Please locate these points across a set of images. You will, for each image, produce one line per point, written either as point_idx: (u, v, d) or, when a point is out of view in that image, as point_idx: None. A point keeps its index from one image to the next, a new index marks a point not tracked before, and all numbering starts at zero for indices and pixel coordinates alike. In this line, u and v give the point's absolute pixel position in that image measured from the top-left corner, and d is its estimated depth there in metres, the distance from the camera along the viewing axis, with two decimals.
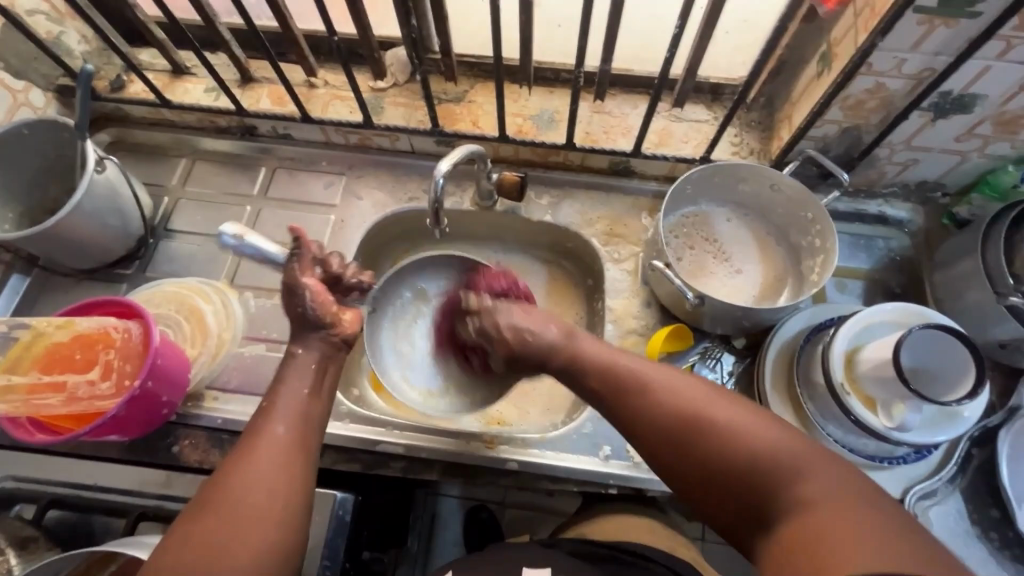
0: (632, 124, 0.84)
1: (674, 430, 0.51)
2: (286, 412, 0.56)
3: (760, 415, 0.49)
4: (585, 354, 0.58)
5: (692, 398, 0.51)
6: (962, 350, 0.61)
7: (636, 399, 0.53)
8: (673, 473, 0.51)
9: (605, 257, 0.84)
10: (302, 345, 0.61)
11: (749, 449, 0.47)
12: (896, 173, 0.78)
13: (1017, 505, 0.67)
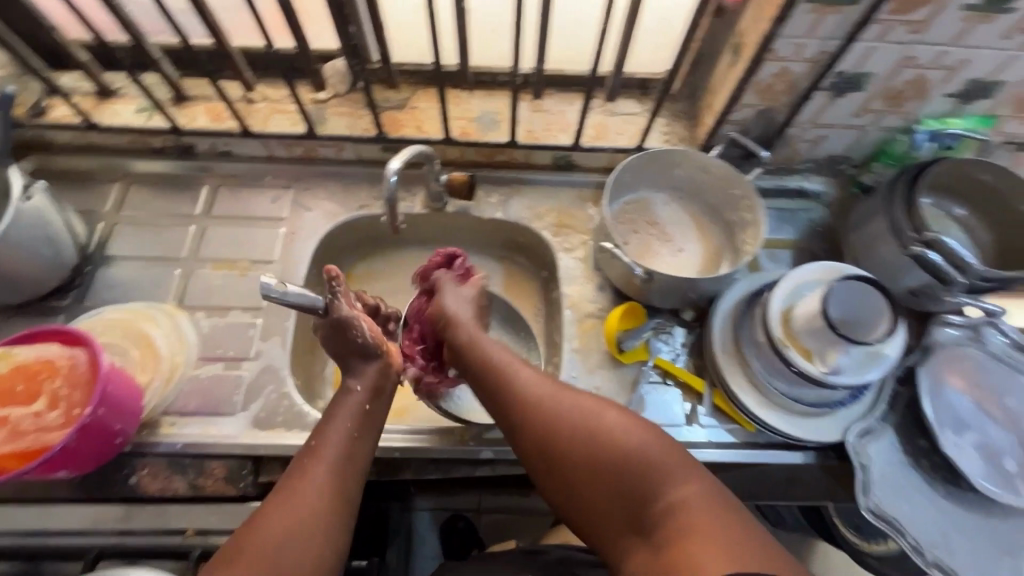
0: (570, 121, 0.87)
1: (574, 442, 0.56)
2: (335, 448, 0.58)
3: (646, 431, 0.56)
4: (503, 370, 0.64)
5: (567, 406, 0.59)
6: (878, 298, 0.65)
7: (542, 415, 0.59)
8: (571, 479, 0.56)
9: (557, 247, 0.85)
10: (359, 381, 0.65)
11: (626, 457, 0.54)
12: (809, 149, 0.85)
13: (939, 428, 0.68)
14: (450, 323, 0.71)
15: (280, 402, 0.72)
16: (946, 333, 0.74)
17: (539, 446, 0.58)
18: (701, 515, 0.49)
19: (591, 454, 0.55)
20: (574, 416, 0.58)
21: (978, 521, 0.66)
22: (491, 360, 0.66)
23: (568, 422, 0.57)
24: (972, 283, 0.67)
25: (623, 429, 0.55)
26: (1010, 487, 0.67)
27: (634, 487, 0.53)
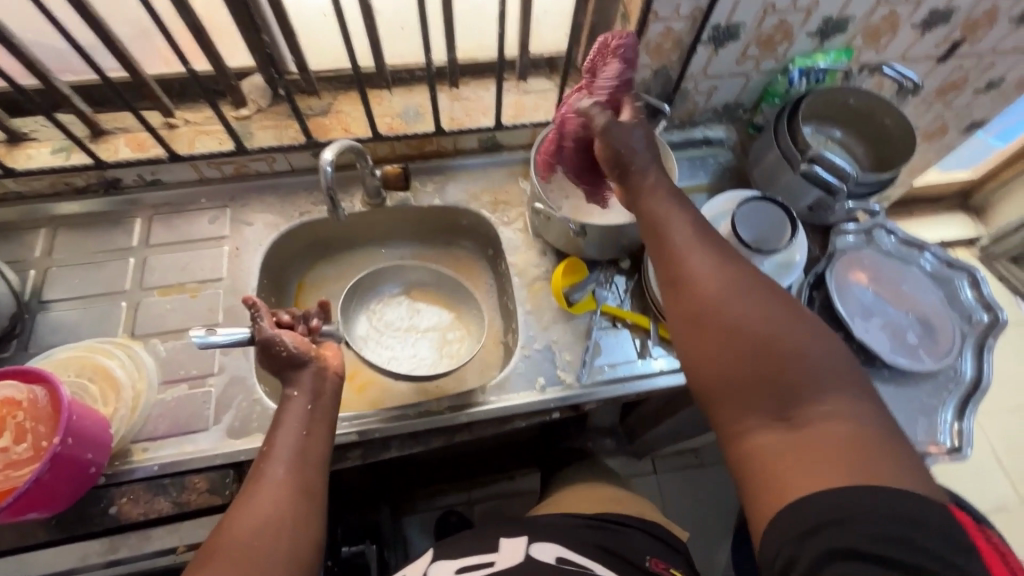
0: (488, 104, 0.92)
1: (719, 318, 0.47)
2: (287, 452, 0.59)
3: (803, 328, 0.46)
4: (668, 218, 0.56)
5: (718, 278, 0.50)
6: (778, 214, 0.74)
7: (691, 280, 0.50)
8: (704, 354, 0.47)
9: (496, 223, 0.91)
10: (297, 387, 0.65)
11: (778, 346, 0.45)
12: (705, 100, 0.95)
13: (849, 318, 0.78)
14: (631, 155, 0.61)
15: (253, 408, 0.74)
16: (846, 240, 0.85)
17: (686, 308, 0.50)
18: (845, 428, 0.40)
19: (728, 333, 0.46)
20: (722, 291, 0.49)
21: (896, 393, 0.76)
22: (659, 213, 0.56)
23: (722, 299, 0.48)
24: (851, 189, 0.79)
25: (776, 321, 0.46)
26: (915, 356, 0.77)
27: (776, 381, 0.43)
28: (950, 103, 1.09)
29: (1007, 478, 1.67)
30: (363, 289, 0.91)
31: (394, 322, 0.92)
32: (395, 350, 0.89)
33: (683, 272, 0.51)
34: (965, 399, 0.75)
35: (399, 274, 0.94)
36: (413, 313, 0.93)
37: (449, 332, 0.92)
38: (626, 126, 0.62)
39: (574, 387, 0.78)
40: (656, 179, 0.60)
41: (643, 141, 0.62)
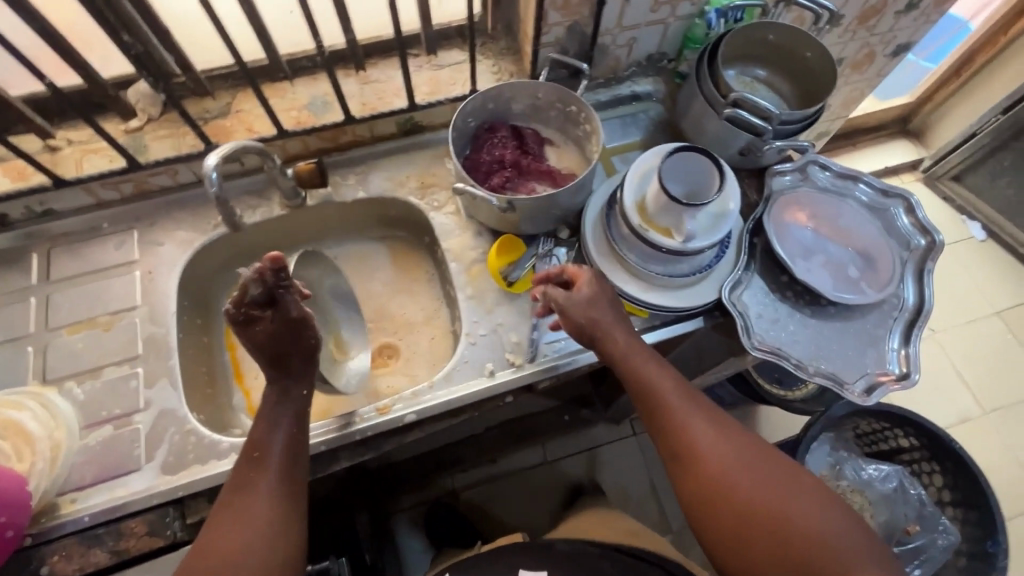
0: (400, 84, 0.87)
1: (745, 511, 0.58)
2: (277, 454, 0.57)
3: (818, 508, 0.57)
4: (671, 409, 0.65)
5: (731, 467, 0.60)
6: (707, 162, 0.71)
7: (709, 471, 0.60)
8: (735, 538, 0.58)
9: (427, 208, 0.87)
10: (307, 382, 0.64)
11: (799, 530, 0.55)
12: (626, 53, 0.91)
13: (789, 261, 0.77)
14: (601, 329, 0.68)
15: (186, 440, 0.69)
16: (782, 181, 0.84)
17: (707, 501, 0.60)
18: None
19: (755, 524, 0.57)
20: (740, 481, 0.59)
21: (842, 330, 0.76)
22: (663, 400, 0.65)
23: (743, 491, 0.59)
24: (777, 129, 0.77)
25: (796, 509, 0.57)
26: (858, 290, 0.77)
27: (806, 564, 0.54)
28: (871, 29, 1.08)
29: (965, 388, 1.76)
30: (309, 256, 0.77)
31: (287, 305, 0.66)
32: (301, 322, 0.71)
33: (695, 456, 0.62)
34: (910, 326, 0.75)
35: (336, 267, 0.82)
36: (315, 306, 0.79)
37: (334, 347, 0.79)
38: (581, 300, 0.69)
39: (525, 367, 0.75)
40: (625, 342, 0.68)
41: (603, 301, 0.70)
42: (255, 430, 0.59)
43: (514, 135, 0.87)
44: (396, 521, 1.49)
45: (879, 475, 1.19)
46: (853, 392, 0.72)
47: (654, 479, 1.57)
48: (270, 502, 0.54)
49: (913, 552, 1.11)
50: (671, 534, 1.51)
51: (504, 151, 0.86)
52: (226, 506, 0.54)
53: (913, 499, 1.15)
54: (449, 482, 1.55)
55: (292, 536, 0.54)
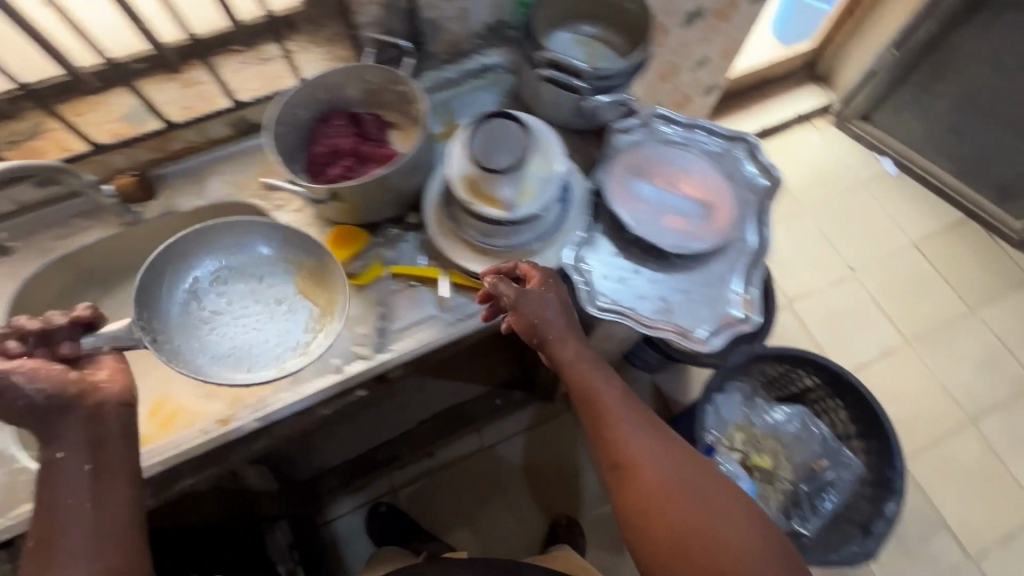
0: (225, 82, 0.83)
1: (681, 522, 0.60)
2: (78, 535, 0.53)
3: (747, 520, 0.62)
4: (620, 419, 0.66)
5: (674, 478, 0.62)
6: (512, 127, 0.70)
7: (653, 482, 0.62)
8: (667, 548, 0.60)
9: (271, 208, 0.83)
10: (59, 449, 0.55)
11: (727, 541, 0.59)
12: (462, 26, 0.89)
13: (624, 216, 0.76)
14: (551, 334, 0.69)
15: (15, 478, 0.66)
16: (625, 138, 0.83)
17: (645, 510, 0.62)
18: None
19: (688, 534, 0.60)
20: (680, 492, 0.62)
21: (688, 279, 0.76)
22: (613, 410, 0.67)
23: (682, 503, 0.61)
24: (596, 85, 0.76)
25: (726, 522, 0.61)
26: (697, 237, 0.76)
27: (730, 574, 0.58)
28: None
29: (886, 320, 1.81)
30: (208, 275, 0.77)
31: (206, 350, 0.75)
32: (246, 332, 0.78)
33: (641, 466, 0.63)
34: (749, 266, 0.76)
35: (242, 242, 0.77)
36: (253, 286, 0.79)
37: (318, 287, 0.78)
38: (535, 295, 0.68)
39: (374, 357, 0.73)
40: (576, 349, 0.69)
41: (553, 301, 0.70)
42: (45, 509, 0.54)
43: (349, 123, 0.84)
44: (335, 528, 1.48)
45: (783, 417, 1.21)
46: (694, 339, 0.73)
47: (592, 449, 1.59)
48: None
49: (822, 484, 1.15)
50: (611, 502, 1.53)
51: (337, 139, 0.83)
52: None
53: (816, 436, 1.18)
54: (386, 483, 1.53)
55: None
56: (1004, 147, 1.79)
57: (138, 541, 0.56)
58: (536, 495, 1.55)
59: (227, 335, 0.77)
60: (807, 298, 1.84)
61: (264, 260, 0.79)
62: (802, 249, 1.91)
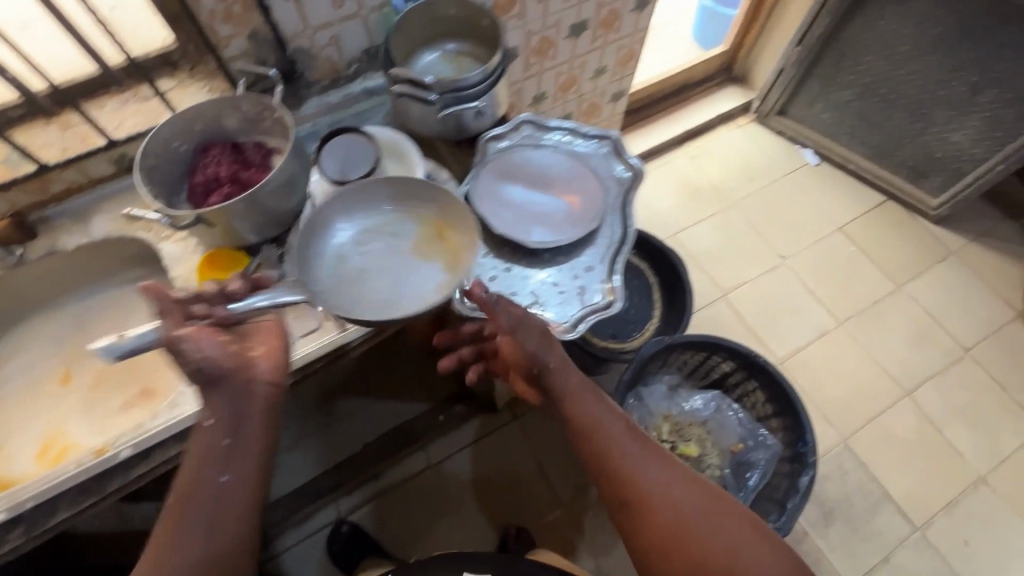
0: (102, 122, 0.85)
1: (683, 539, 0.64)
2: (202, 506, 0.61)
3: (748, 535, 0.65)
4: (617, 446, 0.70)
5: (674, 498, 0.67)
6: (363, 143, 0.78)
7: (656, 503, 0.66)
8: (673, 565, 0.64)
9: (154, 240, 0.84)
10: (209, 416, 0.63)
11: (729, 555, 0.63)
12: (338, 52, 0.92)
13: (487, 214, 0.80)
14: (550, 369, 0.71)
15: None
16: (498, 145, 0.88)
17: (650, 530, 0.66)
18: None
19: (690, 550, 0.64)
20: (683, 511, 0.66)
21: (558, 273, 0.79)
22: (610, 438, 0.71)
23: (684, 522, 0.65)
24: (447, 97, 0.79)
25: (727, 537, 0.64)
26: (561, 229, 0.80)
27: None
28: None
29: (819, 303, 1.86)
30: (344, 236, 0.74)
31: (358, 306, 0.69)
32: (388, 280, 0.72)
33: (643, 489, 0.67)
34: (612, 253, 0.80)
35: (372, 201, 0.75)
36: (387, 243, 0.74)
37: (438, 236, 0.74)
38: (526, 329, 0.70)
39: None
40: (575, 380, 0.74)
41: (544, 340, 0.72)
42: (186, 473, 0.62)
43: (227, 152, 0.86)
44: (283, 562, 1.46)
45: (701, 404, 1.26)
46: (559, 326, 0.75)
47: (539, 457, 1.58)
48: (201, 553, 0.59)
49: (744, 464, 1.18)
50: (561, 508, 1.53)
51: (215, 168, 0.85)
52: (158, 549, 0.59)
53: (731, 420, 1.23)
54: (334, 510, 1.51)
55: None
56: (908, 129, 1.88)
57: (245, 519, 0.63)
58: (486, 508, 1.53)
59: (371, 286, 0.71)
60: (741, 288, 1.89)
61: (388, 218, 0.75)
62: (734, 241, 1.97)
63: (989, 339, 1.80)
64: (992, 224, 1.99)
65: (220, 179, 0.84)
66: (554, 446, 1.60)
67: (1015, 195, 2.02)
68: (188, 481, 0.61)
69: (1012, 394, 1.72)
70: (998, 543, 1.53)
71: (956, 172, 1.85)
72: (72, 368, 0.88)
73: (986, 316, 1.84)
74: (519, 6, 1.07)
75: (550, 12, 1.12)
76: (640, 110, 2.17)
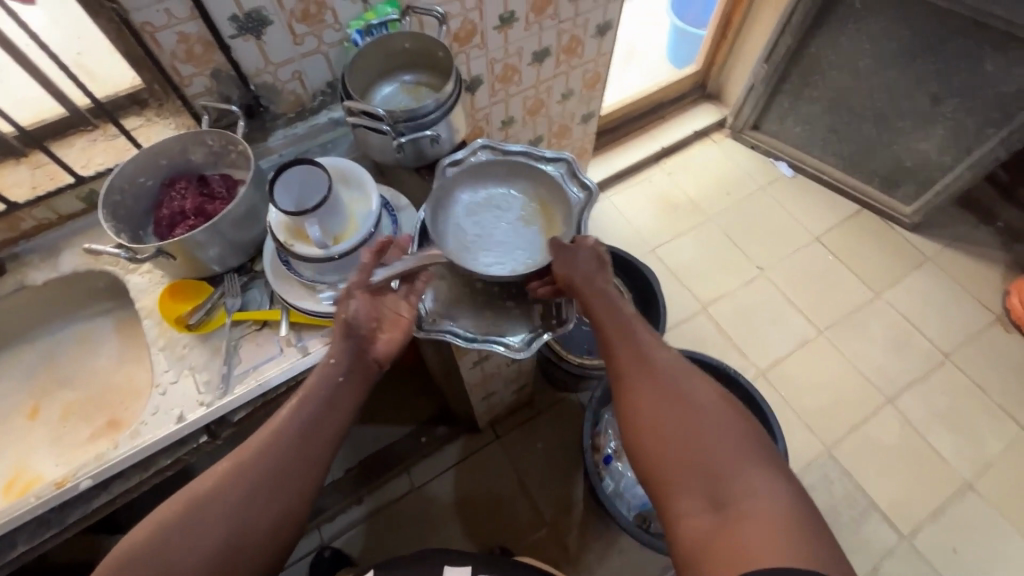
0: (71, 161, 0.88)
1: (668, 413, 0.67)
2: (298, 423, 0.68)
3: (735, 426, 0.66)
4: (621, 339, 0.75)
5: (666, 383, 0.70)
6: (308, 171, 0.77)
7: (649, 382, 0.71)
8: (654, 437, 0.67)
9: (122, 273, 0.87)
10: (335, 355, 0.72)
11: (711, 435, 0.65)
12: (302, 87, 0.96)
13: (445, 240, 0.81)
14: (587, 276, 0.77)
15: None
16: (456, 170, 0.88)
17: (640, 407, 0.70)
18: (763, 500, 0.59)
19: (673, 423, 0.66)
20: (673, 390, 0.69)
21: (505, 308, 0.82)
22: (622, 329, 0.76)
23: (672, 398, 0.68)
24: (400, 126, 0.82)
25: (713, 420, 0.66)
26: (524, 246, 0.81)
27: (710, 461, 0.63)
28: (553, 17, 1.18)
29: (798, 314, 1.88)
30: (467, 207, 0.84)
31: (482, 263, 0.78)
32: (500, 245, 0.81)
33: (641, 367, 0.72)
34: None
35: (485, 182, 0.86)
36: (498, 212, 0.84)
37: (540, 210, 0.84)
38: (579, 250, 0.78)
39: (213, 403, 0.75)
40: (608, 292, 0.78)
41: (597, 265, 0.79)
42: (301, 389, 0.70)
43: (193, 186, 0.88)
44: None
45: None
46: (511, 348, 0.78)
47: (522, 475, 1.58)
48: (279, 468, 0.65)
49: None
50: (546, 526, 1.52)
51: (181, 201, 0.87)
52: (253, 445, 0.66)
53: None
54: (317, 536, 1.50)
55: (278, 505, 0.64)
56: (877, 139, 1.92)
57: (320, 458, 0.68)
58: (469, 529, 1.52)
59: (485, 250, 0.80)
60: (721, 301, 1.91)
61: (497, 193, 0.86)
62: (712, 254, 2.00)
63: (969, 343, 1.81)
64: (966, 230, 2.02)
65: (184, 212, 0.86)
66: (537, 463, 1.60)
67: (987, 200, 2.06)
68: (301, 393, 0.69)
69: (994, 397, 1.72)
70: (986, 548, 1.52)
71: (926, 179, 1.89)
72: (41, 402, 0.89)
73: (964, 320, 1.85)
74: (479, 37, 1.11)
75: (510, 41, 1.17)
76: (616, 129, 2.22)
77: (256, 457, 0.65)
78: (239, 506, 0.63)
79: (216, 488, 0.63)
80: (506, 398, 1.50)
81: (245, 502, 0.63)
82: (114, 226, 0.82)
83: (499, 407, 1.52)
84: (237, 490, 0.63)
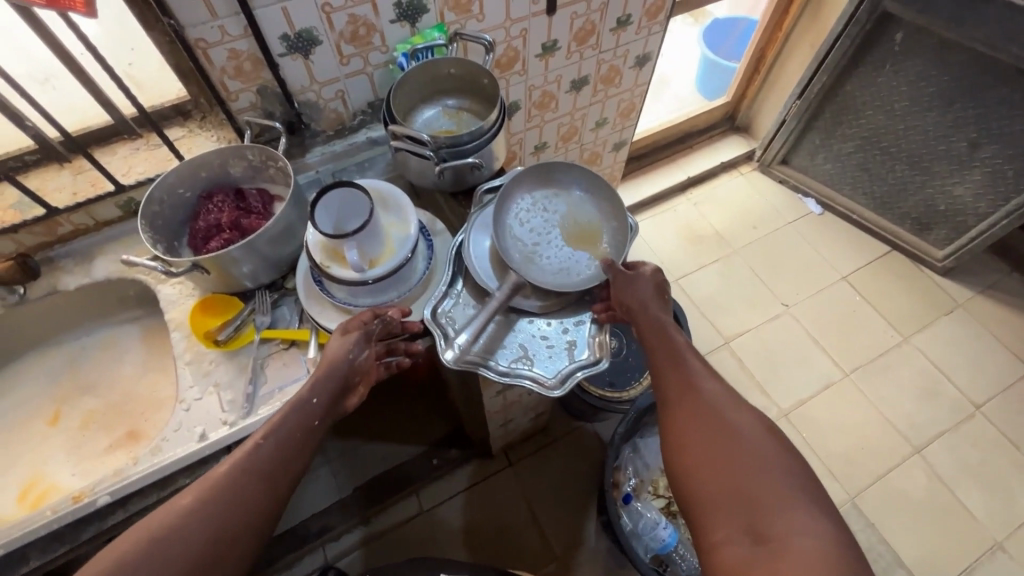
0: (112, 168, 0.88)
1: (711, 438, 0.64)
2: (273, 453, 0.62)
3: (782, 459, 0.61)
4: (668, 359, 0.73)
5: (712, 406, 0.66)
6: (348, 195, 0.76)
7: (693, 404, 0.67)
8: (694, 460, 0.63)
9: (154, 283, 0.86)
10: (316, 398, 0.67)
11: (756, 465, 0.60)
12: (343, 105, 0.96)
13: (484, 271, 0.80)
14: (641, 298, 0.75)
15: None
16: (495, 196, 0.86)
17: (683, 429, 0.66)
18: (808, 539, 0.54)
19: (716, 448, 0.62)
20: (718, 415, 0.65)
21: (547, 327, 0.79)
22: (669, 350, 0.73)
23: (717, 422, 0.64)
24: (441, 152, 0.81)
25: (761, 449, 0.61)
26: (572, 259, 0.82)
27: (751, 491, 0.58)
28: (595, 47, 1.18)
29: (824, 354, 1.84)
30: (521, 214, 0.85)
31: (545, 271, 0.80)
32: (557, 251, 0.83)
33: (686, 389, 0.69)
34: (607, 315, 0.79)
35: (532, 188, 0.86)
36: (548, 218, 0.85)
37: (586, 214, 0.85)
38: (640, 277, 0.77)
39: (236, 423, 0.74)
40: (661, 314, 0.76)
41: (653, 290, 0.78)
42: (277, 418, 0.64)
43: (230, 199, 0.88)
44: None
45: None
46: (547, 383, 0.74)
47: (533, 505, 1.54)
48: (256, 496, 0.59)
49: None
50: (555, 561, 1.47)
51: (217, 214, 0.86)
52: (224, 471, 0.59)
53: None
54: (320, 554, 1.47)
55: (247, 537, 0.58)
56: (910, 181, 1.89)
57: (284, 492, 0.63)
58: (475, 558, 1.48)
59: (546, 257, 0.82)
60: (743, 336, 1.87)
61: (543, 197, 0.86)
62: (736, 288, 1.97)
63: (1001, 396, 1.75)
64: (998, 277, 1.97)
65: (219, 224, 0.85)
66: (549, 494, 1.56)
67: None
68: (278, 423, 0.64)
69: None
70: None
71: (960, 224, 1.85)
72: (63, 408, 0.88)
73: (996, 371, 1.79)
74: (521, 63, 1.11)
75: (551, 68, 1.16)
76: (644, 156, 2.22)
77: (223, 497, 0.57)
78: (211, 536, 0.55)
79: (177, 532, 0.54)
80: (522, 425, 1.46)
81: (217, 531, 0.56)
82: (151, 237, 0.81)
83: (513, 433, 1.49)
84: (207, 518, 0.56)
